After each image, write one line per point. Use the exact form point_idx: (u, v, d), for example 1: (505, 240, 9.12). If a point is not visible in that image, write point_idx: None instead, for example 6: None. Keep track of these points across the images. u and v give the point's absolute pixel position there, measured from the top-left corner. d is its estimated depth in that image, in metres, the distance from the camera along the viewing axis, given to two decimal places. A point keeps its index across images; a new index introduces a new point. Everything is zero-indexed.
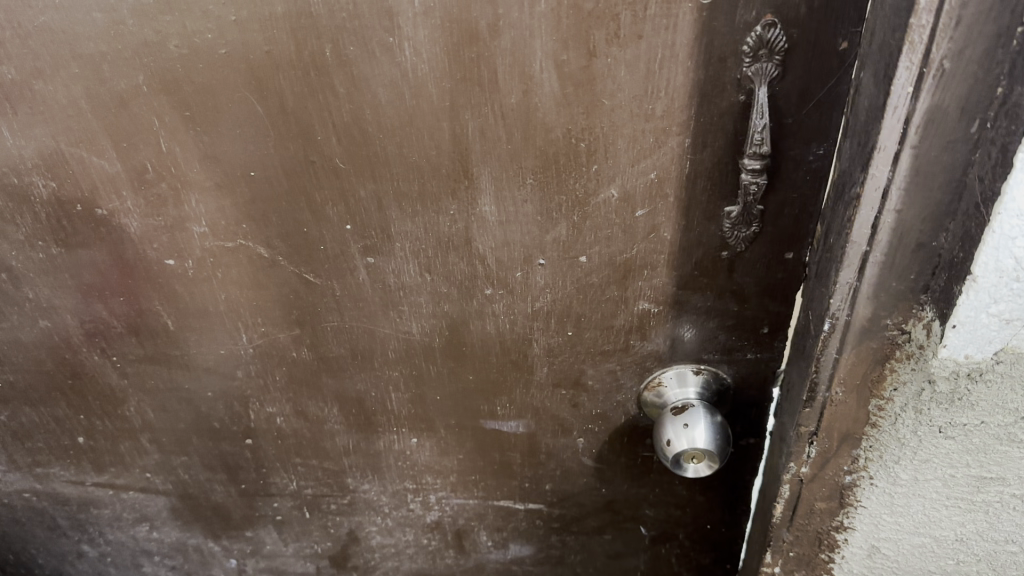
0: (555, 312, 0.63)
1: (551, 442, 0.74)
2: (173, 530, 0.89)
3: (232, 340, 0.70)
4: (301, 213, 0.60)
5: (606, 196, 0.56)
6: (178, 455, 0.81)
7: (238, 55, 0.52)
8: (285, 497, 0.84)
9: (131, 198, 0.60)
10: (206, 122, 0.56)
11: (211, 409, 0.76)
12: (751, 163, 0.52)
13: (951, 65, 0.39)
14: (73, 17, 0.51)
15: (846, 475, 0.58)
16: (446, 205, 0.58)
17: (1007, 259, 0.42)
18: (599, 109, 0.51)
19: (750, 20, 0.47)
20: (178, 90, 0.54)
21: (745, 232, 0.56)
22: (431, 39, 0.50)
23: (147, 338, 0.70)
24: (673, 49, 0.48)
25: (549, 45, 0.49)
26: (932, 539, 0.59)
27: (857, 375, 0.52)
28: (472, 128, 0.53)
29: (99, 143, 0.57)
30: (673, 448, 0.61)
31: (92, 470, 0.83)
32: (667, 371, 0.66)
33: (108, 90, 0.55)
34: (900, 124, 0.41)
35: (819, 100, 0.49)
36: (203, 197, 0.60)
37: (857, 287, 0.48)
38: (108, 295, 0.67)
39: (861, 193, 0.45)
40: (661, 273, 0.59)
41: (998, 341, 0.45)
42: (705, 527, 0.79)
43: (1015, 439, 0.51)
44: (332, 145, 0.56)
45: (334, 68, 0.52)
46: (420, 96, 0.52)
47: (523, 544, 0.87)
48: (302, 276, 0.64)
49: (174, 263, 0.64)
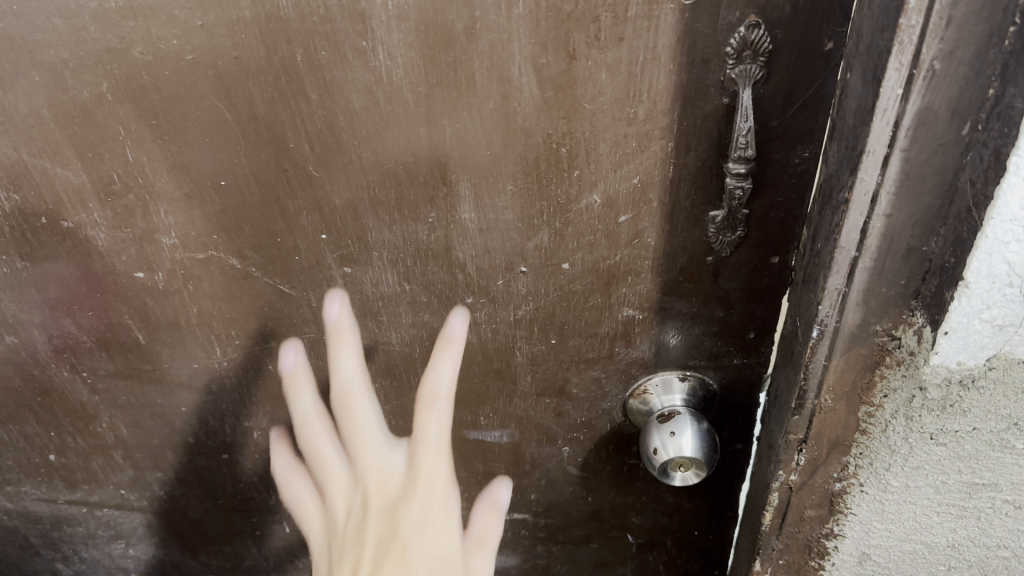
0: (538, 320, 0.62)
1: (536, 451, 0.73)
2: (149, 547, 0.87)
3: (206, 353, 0.67)
4: (275, 223, 0.58)
5: (588, 201, 0.54)
6: (153, 471, 0.78)
7: (206, 61, 0.50)
8: (265, 511, 0.82)
9: (99, 210, 0.58)
10: (174, 130, 0.54)
11: (187, 424, 0.74)
12: (736, 167, 0.51)
13: (941, 66, 0.38)
14: (33, 24, 0.49)
15: (836, 482, 0.57)
16: (425, 213, 0.56)
17: (999, 264, 0.41)
18: (580, 113, 0.50)
19: (733, 21, 0.46)
20: (144, 98, 0.52)
21: (731, 236, 0.55)
22: (406, 43, 0.48)
23: (118, 353, 0.68)
24: (655, 51, 0.47)
25: (528, 48, 0.48)
26: (924, 545, 0.58)
27: (846, 382, 0.51)
28: (450, 133, 0.52)
29: (63, 153, 0.55)
30: (659, 458, 0.61)
31: (64, 488, 0.81)
32: (653, 378, 0.64)
33: (71, 99, 0.53)
34: (890, 127, 0.40)
35: (805, 103, 0.48)
36: (172, 208, 0.58)
37: (846, 294, 0.47)
38: (76, 310, 0.65)
39: (849, 198, 0.43)
40: (645, 279, 0.58)
41: (991, 346, 0.45)
42: (693, 533, 0.78)
43: (1007, 445, 0.50)
44: (305, 152, 0.54)
45: (306, 74, 0.50)
46: (395, 101, 0.51)
47: (508, 554, 0.85)
48: (277, 287, 0.62)
49: (144, 275, 0.62)
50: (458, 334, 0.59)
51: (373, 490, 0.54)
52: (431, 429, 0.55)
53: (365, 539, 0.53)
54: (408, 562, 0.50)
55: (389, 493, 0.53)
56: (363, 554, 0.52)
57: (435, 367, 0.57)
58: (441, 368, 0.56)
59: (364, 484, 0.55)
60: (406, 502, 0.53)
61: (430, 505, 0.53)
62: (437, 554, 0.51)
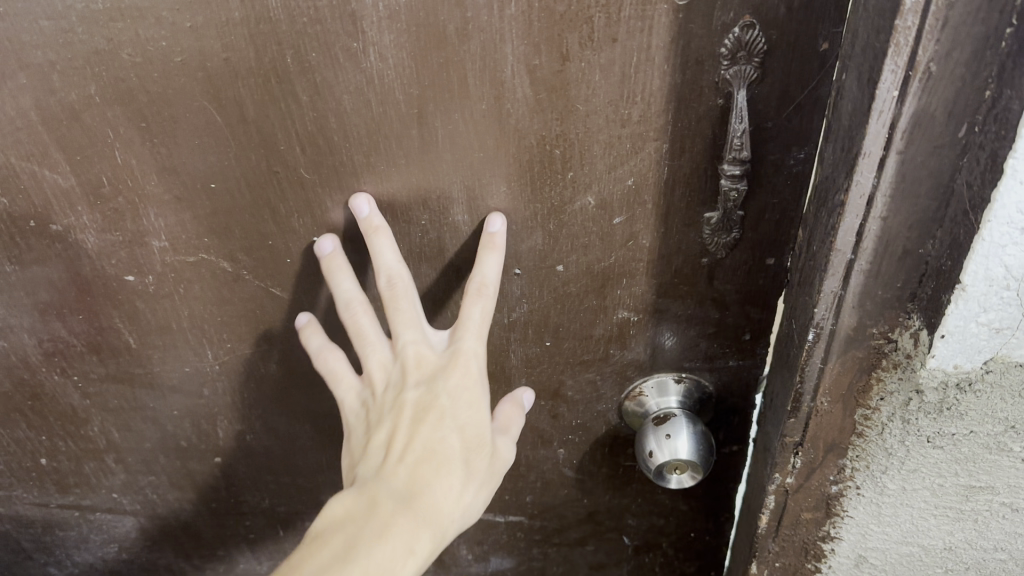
0: (532, 322, 0.62)
1: (531, 454, 0.73)
2: (143, 550, 0.87)
3: (198, 357, 0.67)
4: (266, 225, 0.57)
5: (582, 203, 0.54)
6: (145, 475, 0.78)
7: (195, 63, 0.50)
8: (258, 514, 0.82)
9: (88, 213, 0.58)
10: (163, 132, 0.53)
11: (179, 428, 0.73)
12: (731, 169, 0.50)
13: (937, 68, 0.37)
14: (18, 25, 0.49)
15: (832, 484, 0.57)
16: (418, 215, 0.56)
17: (996, 267, 0.41)
18: (573, 114, 0.50)
19: (728, 22, 0.45)
20: (133, 100, 0.52)
21: (726, 238, 0.54)
22: (398, 44, 0.48)
23: (109, 357, 0.67)
24: (649, 52, 0.47)
25: (520, 49, 0.47)
26: (921, 548, 0.58)
27: (842, 385, 0.50)
28: (442, 135, 0.51)
29: (51, 156, 0.55)
30: (656, 460, 0.61)
31: (56, 492, 0.80)
32: (648, 380, 0.64)
33: (58, 101, 0.52)
34: (885, 129, 0.39)
35: (800, 103, 0.48)
36: (162, 210, 0.57)
37: (842, 297, 0.46)
38: (66, 313, 0.64)
39: (844, 201, 0.42)
40: (640, 281, 0.58)
41: (988, 349, 0.44)
42: (689, 535, 0.78)
43: (1004, 448, 0.50)
44: (296, 154, 0.53)
45: (296, 76, 0.50)
46: (387, 103, 0.50)
47: (503, 556, 0.85)
48: (269, 289, 0.62)
49: (134, 278, 0.61)
50: (499, 233, 0.55)
51: (412, 363, 0.57)
52: (473, 317, 0.56)
53: (405, 402, 0.56)
54: (443, 430, 0.55)
55: (428, 368, 0.57)
56: (401, 420, 0.56)
57: (480, 261, 0.55)
58: (487, 265, 0.55)
59: (403, 357, 0.57)
60: (445, 378, 0.56)
61: (468, 380, 0.56)
62: (468, 427, 0.56)
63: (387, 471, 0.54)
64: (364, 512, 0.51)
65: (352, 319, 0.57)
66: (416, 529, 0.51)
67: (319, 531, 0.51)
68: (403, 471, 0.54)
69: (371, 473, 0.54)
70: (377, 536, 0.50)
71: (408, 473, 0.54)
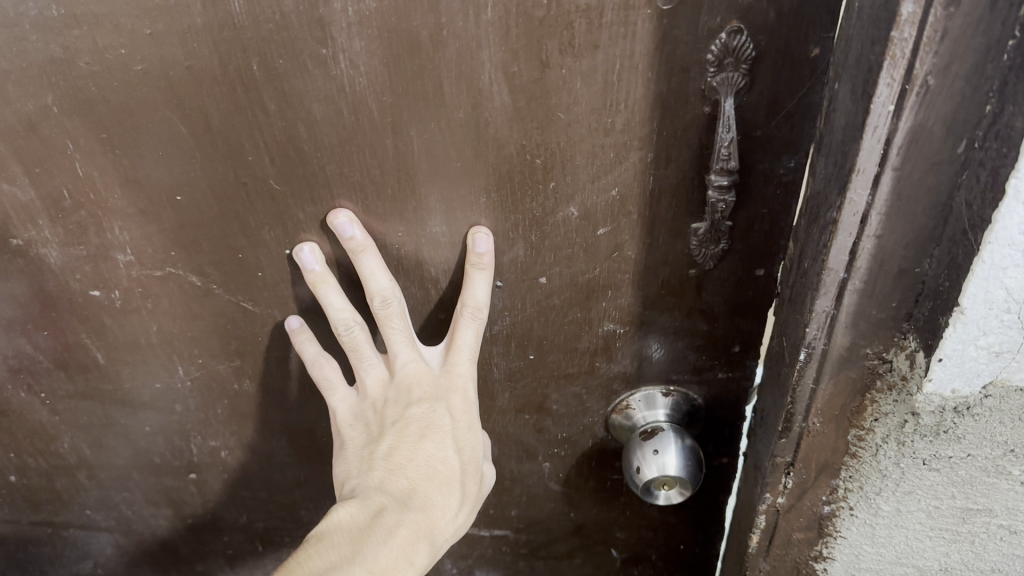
0: (514, 335, 0.59)
1: (515, 468, 0.71)
2: (119, 567, 0.84)
3: (169, 372, 0.65)
4: (235, 238, 0.55)
5: (565, 214, 0.52)
6: (119, 491, 0.75)
7: (156, 71, 0.47)
8: (237, 530, 0.80)
9: (49, 227, 0.55)
10: (125, 144, 0.51)
11: (152, 444, 0.71)
12: (718, 179, 0.48)
13: (936, 81, 0.35)
14: None
15: (825, 505, 0.55)
16: (394, 226, 0.54)
17: (996, 290, 0.38)
18: (554, 123, 0.47)
19: (714, 27, 0.43)
20: (92, 110, 0.49)
21: (714, 249, 0.52)
22: (369, 51, 0.45)
23: (76, 373, 0.65)
24: (633, 59, 0.44)
25: (498, 55, 0.45)
26: (916, 569, 0.56)
27: (835, 406, 0.49)
28: (417, 146, 0.49)
29: (9, 168, 0.52)
30: (643, 476, 0.58)
31: (28, 509, 0.78)
32: (636, 393, 0.62)
33: (14, 112, 0.49)
34: (880, 145, 0.37)
35: (790, 111, 0.46)
36: (126, 223, 0.55)
37: (834, 316, 0.44)
38: (30, 329, 0.62)
39: (838, 218, 0.40)
40: (625, 294, 0.56)
41: (987, 373, 0.42)
42: (679, 547, 0.76)
43: (1003, 471, 0.48)
44: (265, 165, 0.51)
45: (263, 84, 0.47)
46: (359, 112, 0.48)
47: (489, 570, 0.83)
48: (240, 303, 0.59)
49: (100, 293, 0.59)
50: (485, 253, 0.53)
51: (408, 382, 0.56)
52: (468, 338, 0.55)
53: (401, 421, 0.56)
54: (439, 450, 0.55)
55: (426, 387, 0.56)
56: (400, 436, 0.55)
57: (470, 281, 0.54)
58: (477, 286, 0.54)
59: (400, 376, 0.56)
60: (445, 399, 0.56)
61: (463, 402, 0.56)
62: (465, 448, 0.57)
63: (388, 484, 0.54)
64: (366, 521, 0.51)
65: (347, 334, 0.56)
66: (414, 542, 0.52)
67: (320, 533, 0.50)
68: (403, 484, 0.54)
69: (370, 483, 0.54)
70: (382, 545, 0.50)
71: (409, 487, 0.54)
